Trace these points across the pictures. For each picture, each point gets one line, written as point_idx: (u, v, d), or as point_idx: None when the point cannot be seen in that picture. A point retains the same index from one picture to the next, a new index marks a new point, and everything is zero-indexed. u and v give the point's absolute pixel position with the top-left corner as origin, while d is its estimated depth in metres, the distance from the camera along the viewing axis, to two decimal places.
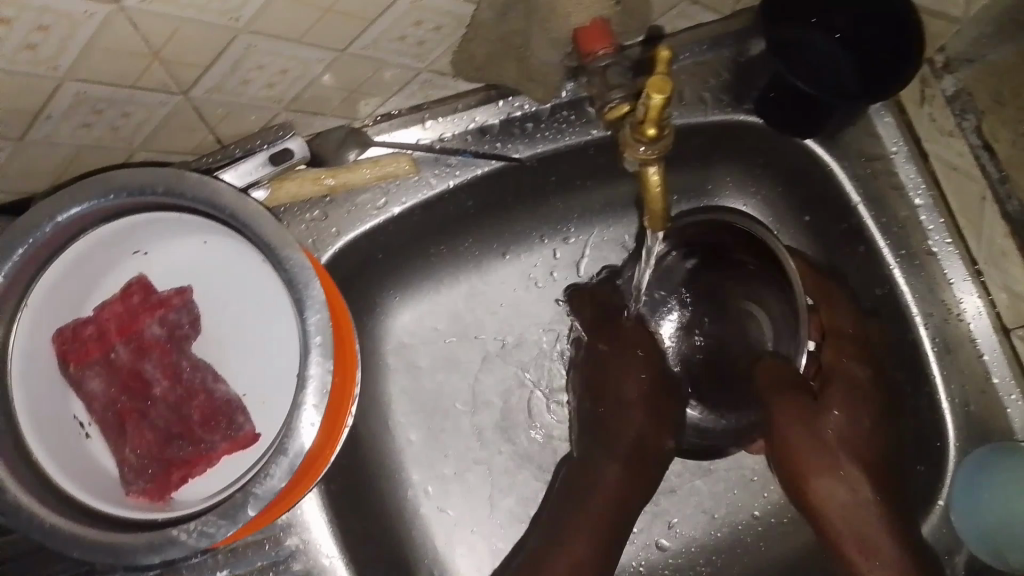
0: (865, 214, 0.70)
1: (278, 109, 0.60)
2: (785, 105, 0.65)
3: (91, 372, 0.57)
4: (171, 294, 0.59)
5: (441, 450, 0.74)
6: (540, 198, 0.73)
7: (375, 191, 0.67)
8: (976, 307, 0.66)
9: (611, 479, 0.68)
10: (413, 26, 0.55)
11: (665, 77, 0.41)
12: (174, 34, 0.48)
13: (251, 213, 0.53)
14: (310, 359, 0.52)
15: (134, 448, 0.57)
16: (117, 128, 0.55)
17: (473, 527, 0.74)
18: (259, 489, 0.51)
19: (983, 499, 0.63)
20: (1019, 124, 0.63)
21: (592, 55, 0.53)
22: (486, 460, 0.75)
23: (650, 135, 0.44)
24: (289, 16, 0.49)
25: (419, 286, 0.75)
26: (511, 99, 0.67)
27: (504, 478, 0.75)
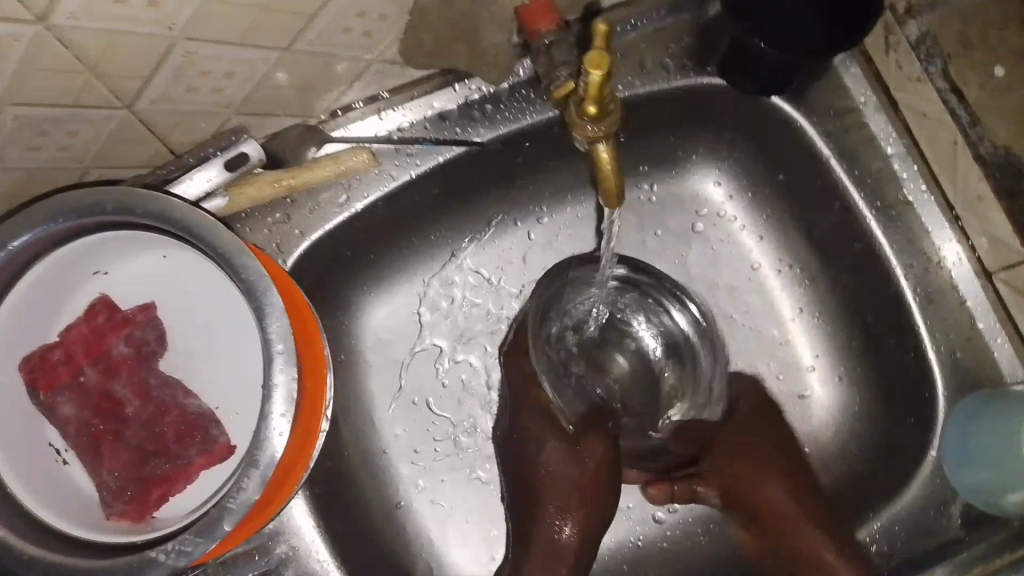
0: (838, 169, 0.67)
1: (228, 115, 0.58)
2: (748, 64, 0.63)
3: (61, 398, 0.56)
4: (135, 310, 0.58)
5: (427, 443, 0.74)
6: (508, 180, 0.72)
7: (337, 187, 0.66)
8: (956, 254, 0.65)
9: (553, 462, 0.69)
10: (357, 18, 0.53)
11: (603, 53, 0.40)
12: (108, 47, 0.46)
13: (201, 222, 0.51)
14: (274, 368, 0.51)
15: (112, 470, 0.56)
16: (66, 148, 0.53)
17: (466, 516, 0.74)
18: (233, 503, 0.50)
19: (976, 448, 0.62)
20: (988, 66, 0.65)
21: (538, 35, 0.54)
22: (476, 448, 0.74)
23: (593, 114, 0.43)
24: (227, 18, 0.47)
25: (393, 279, 0.74)
26: (467, 82, 0.65)
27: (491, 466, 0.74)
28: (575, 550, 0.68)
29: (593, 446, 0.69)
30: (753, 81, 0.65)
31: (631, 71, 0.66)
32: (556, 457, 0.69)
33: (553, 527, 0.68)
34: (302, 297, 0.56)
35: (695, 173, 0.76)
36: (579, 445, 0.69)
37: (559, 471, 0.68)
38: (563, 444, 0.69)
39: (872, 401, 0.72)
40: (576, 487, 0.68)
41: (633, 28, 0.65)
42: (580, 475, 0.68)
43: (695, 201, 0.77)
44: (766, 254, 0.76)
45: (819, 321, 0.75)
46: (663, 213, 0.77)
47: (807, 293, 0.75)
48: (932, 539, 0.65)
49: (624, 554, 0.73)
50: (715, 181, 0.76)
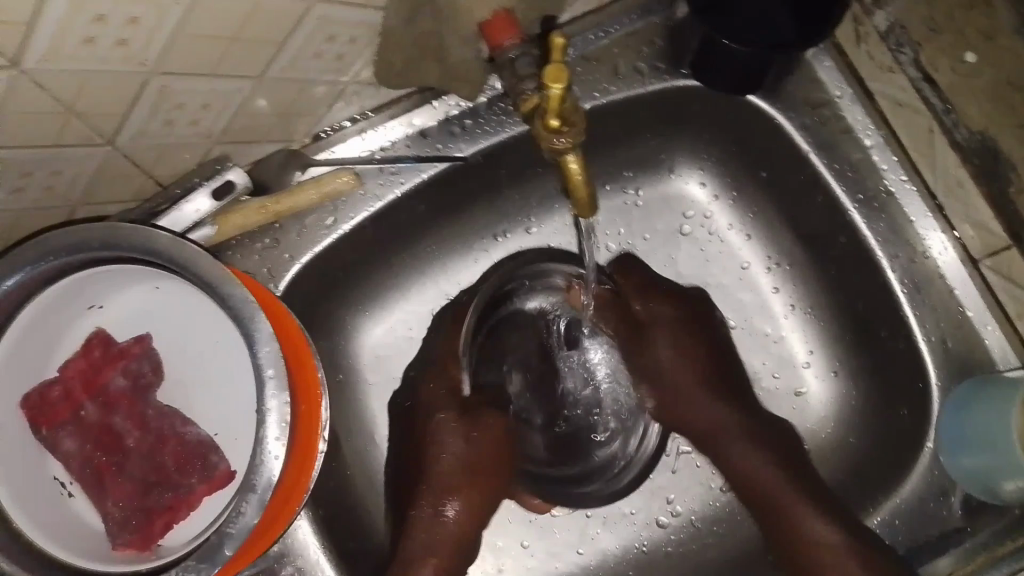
0: (818, 162, 0.67)
1: (209, 144, 0.59)
2: (720, 63, 0.63)
3: (63, 433, 0.57)
4: (130, 343, 0.59)
5: None
6: (493, 192, 0.73)
7: (323, 209, 0.67)
8: (941, 243, 0.66)
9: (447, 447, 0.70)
10: (328, 41, 0.54)
11: (560, 66, 0.43)
12: (82, 88, 0.46)
13: (187, 252, 0.52)
14: (266, 393, 0.52)
15: (116, 501, 0.58)
16: (52, 187, 0.54)
17: None
18: (234, 528, 0.51)
19: (970, 435, 0.62)
20: (958, 50, 0.61)
21: (500, 48, 0.54)
22: None
23: (556, 127, 0.45)
24: (198, 52, 0.48)
25: (386, 297, 0.75)
26: (445, 98, 0.66)
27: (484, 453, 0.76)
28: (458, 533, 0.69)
29: (484, 421, 0.71)
30: (728, 81, 0.65)
31: (606, 77, 0.67)
32: (444, 434, 0.71)
33: (436, 511, 0.69)
34: (292, 321, 0.57)
35: (680, 175, 0.77)
36: (468, 422, 0.71)
37: (457, 455, 0.70)
38: (450, 420, 0.71)
39: (868, 390, 0.72)
40: (465, 470, 0.70)
41: (603, 35, 0.66)
42: (478, 454, 0.70)
43: (682, 202, 0.77)
44: (755, 252, 0.77)
45: (810, 315, 0.76)
46: (650, 218, 0.77)
47: (797, 288, 0.76)
48: (934, 527, 0.65)
49: (631, 560, 0.74)
50: (700, 182, 0.77)
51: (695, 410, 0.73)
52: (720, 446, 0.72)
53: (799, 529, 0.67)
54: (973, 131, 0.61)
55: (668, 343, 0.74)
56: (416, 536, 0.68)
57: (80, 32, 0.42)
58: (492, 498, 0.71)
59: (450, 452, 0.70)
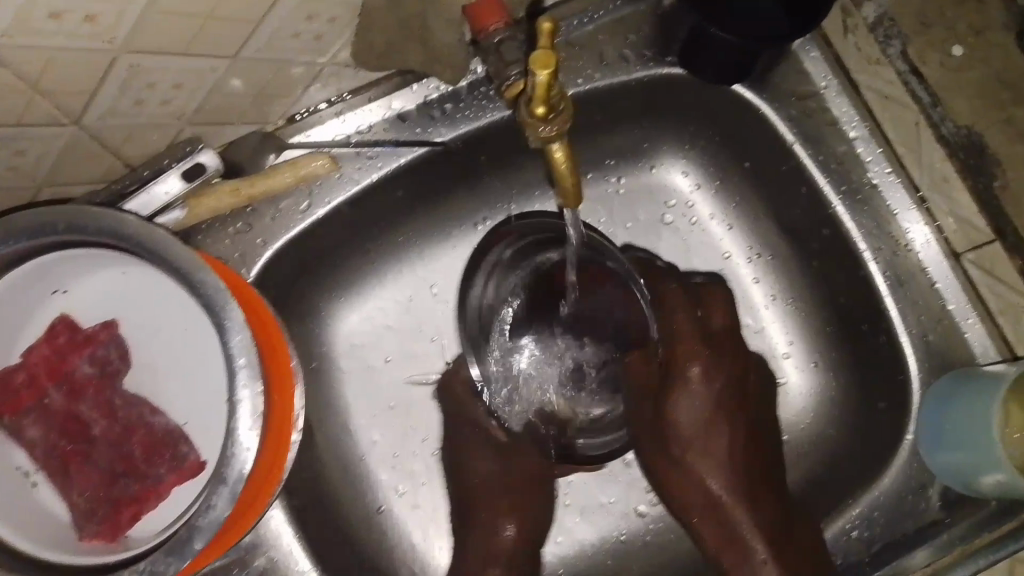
0: (802, 153, 0.66)
1: (181, 125, 0.57)
2: (706, 52, 0.62)
3: (27, 420, 0.56)
4: (98, 329, 0.56)
5: (408, 448, 0.74)
6: (474, 177, 0.71)
7: (299, 193, 0.65)
8: (923, 235, 0.65)
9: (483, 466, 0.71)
10: (306, 21, 0.52)
11: (548, 51, 0.41)
12: (48, 64, 0.44)
13: (154, 236, 0.51)
14: (238, 382, 0.50)
15: (81, 492, 0.56)
16: (15, 168, 0.52)
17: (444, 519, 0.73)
18: (203, 521, 0.50)
19: (950, 432, 0.62)
20: (946, 44, 0.65)
21: (486, 33, 0.54)
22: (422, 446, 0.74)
23: (542, 114, 0.43)
24: (169, 29, 0.46)
25: (363, 284, 0.73)
26: (425, 81, 0.65)
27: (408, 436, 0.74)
28: (514, 549, 0.69)
29: (521, 452, 0.71)
30: (713, 70, 0.64)
31: (591, 63, 0.65)
32: (479, 464, 0.71)
33: (497, 528, 0.70)
34: (264, 308, 0.56)
35: (662, 164, 0.76)
36: (505, 448, 0.71)
37: (486, 476, 0.71)
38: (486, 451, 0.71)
39: (847, 386, 0.72)
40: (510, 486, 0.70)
41: (588, 20, 0.65)
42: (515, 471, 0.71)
43: (664, 191, 0.76)
44: (737, 242, 0.76)
45: (791, 307, 0.75)
46: (631, 207, 0.76)
47: (778, 279, 0.75)
48: (910, 523, 0.65)
49: (606, 550, 0.74)
50: (683, 171, 0.76)
51: (706, 453, 0.67)
52: (696, 474, 0.67)
53: (744, 552, 0.65)
54: (960, 126, 0.64)
55: (699, 383, 0.66)
56: (464, 562, 0.70)
57: (46, 6, 0.40)
58: (540, 518, 0.71)
59: (478, 479, 0.71)
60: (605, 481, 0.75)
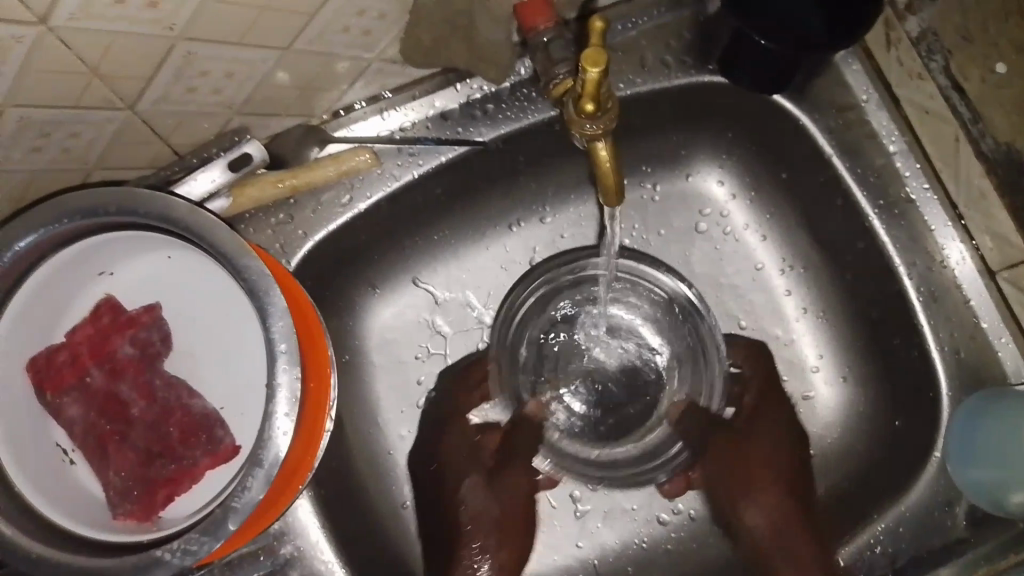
0: (839, 165, 0.67)
1: (230, 115, 0.59)
2: (746, 62, 0.63)
3: (68, 399, 0.56)
4: (140, 311, 0.58)
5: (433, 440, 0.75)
6: (511, 179, 0.72)
7: (340, 187, 0.66)
8: (959, 252, 0.65)
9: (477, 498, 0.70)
10: (356, 16, 0.53)
11: (600, 50, 0.42)
12: (109, 48, 0.46)
13: (203, 221, 0.52)
14: (277, 367, 0.51)
15: (118, 471, 0.57)
16: (68, 150, 0.53)
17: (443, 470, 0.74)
18: (238, 502, 0.51)
19: (980, 447, 0.61)
20: (989, 62, 0.62)
21: (534, 30, 0.54)
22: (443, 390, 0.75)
23: (590, 111, 0.44)
24: (226, 18, 0.48)
25: (397, 280, 0.74)
26: (468, 81, 0.66)
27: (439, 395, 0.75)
28: None
29: (515, 473, 0.72)
30: (752, 80, 0.64)
31: (631, 68, 0.66)
32: (478, 497, 0.70)
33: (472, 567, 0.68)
34: (305, 298, 0.57)
35: (697, 173, 0.76)
36: (497, 485, 0.72)
37: (484, 508, 0.70)
38: (480, 484, 0.71)
39: (876, 400, 0.72)
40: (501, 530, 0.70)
41: (629, 27, 0.66)
42: (507, 507, 0.71)
43: (699, 199, 0.77)
44: (771, 253, 0.76)
45: (822, 319, 0.75)
46: (666, 214, 0.77)
47: (811, 291, 0.75)
48: (936, 540, 0.65)
49: (629, 555, 0.74)
50: (719, 180, 0.76)
51: (768, 482, 0.71)
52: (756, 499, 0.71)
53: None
54: (1000, 142, 0.61)
55: (766, 425, 0.73)
56: None
57: None
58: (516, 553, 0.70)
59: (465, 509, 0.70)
60: (629, 486, 0.75)
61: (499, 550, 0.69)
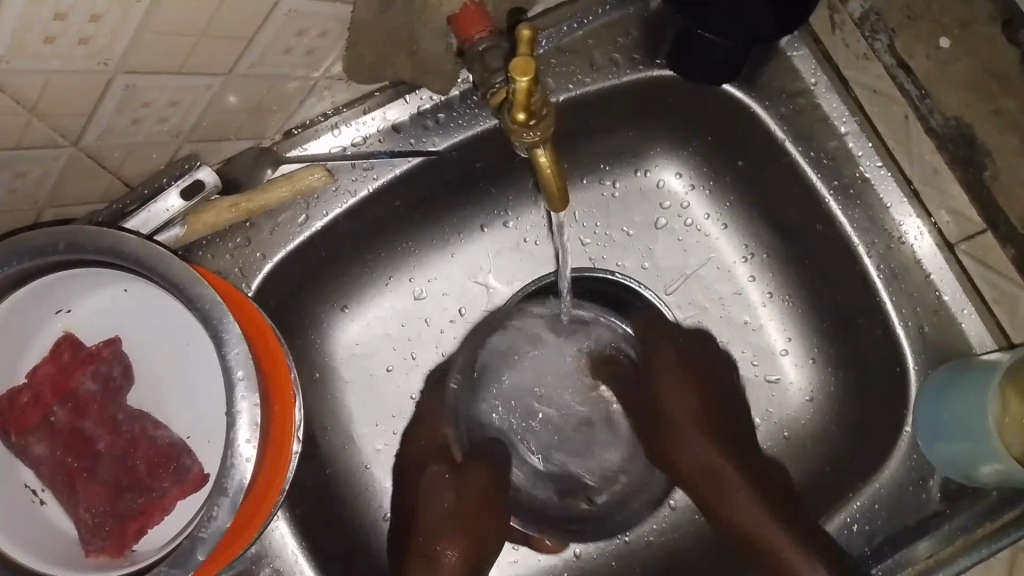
0: (794, 151, 0.67)
1: (179, 143, 0.58)
2: (692, 57, 0.63)
3: (33, 438, 0.56)
4: (100, 346, 0.58)
5: (386, 346, 0.75)
6: (470, 186, 0.72)
7: (296, 207, 0.66)
8: (917, 228, 0.65)
9: (437, 486, 0.71)
10: (297, 37, 0.53)
11: (529, 60, 0.42)
12: (44, 87, 0.45)
13: (153, 253, 0.51)
14: (236, 395, 0.51)
15: (88, 508, 0.56)
16: (17, 189, 0.53)
17: (389, 365, 0.75)
18: (205, 533, 0.50)
19: (946, 422, 0.62)
20: (933, 39, 0.62)
21: (470, 41, 0.54)
22: (432, 338, 0.76)
23: (523, 121, 0.44)
24: (162, 49, 0.47)
25: (362, 295, 0.74)
26: (418, 92, 0.66)
27: (436, 335, 0.76)
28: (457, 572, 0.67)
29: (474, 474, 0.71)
30: (698, 72, 0.64)
31: (581, 68, 0.66)
32: (434, 485, 0.71)
33: (439, 552, 0.68)
34: (260, 316, 0.56)
35: (655, 167, 0.76)
36: (458, 473, 0.71)
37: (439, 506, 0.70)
38: (443, 472, 0.71)
39: (846, 383, 0.72)
40: (463, 512, 0.69)
41: (579, 26, 0.66)
42: (469, 494, 0.70)
43: (659, 194, 0.77)
44: (732, 243, 0.77)
45: (789, 303, 0.75)
46: (626, 210, 0.77)
47: (775, 278, 0.76)
48: (911, 516, 0.65)
49: (613, 552, 0.74)
50: (676, 173, 0.76)
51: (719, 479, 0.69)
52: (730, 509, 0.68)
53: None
54: (949, 117, 0.62)
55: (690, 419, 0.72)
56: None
57: (41, 31, 0.41)
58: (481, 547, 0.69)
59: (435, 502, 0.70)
60: None
61: (448, 547, 0.68)
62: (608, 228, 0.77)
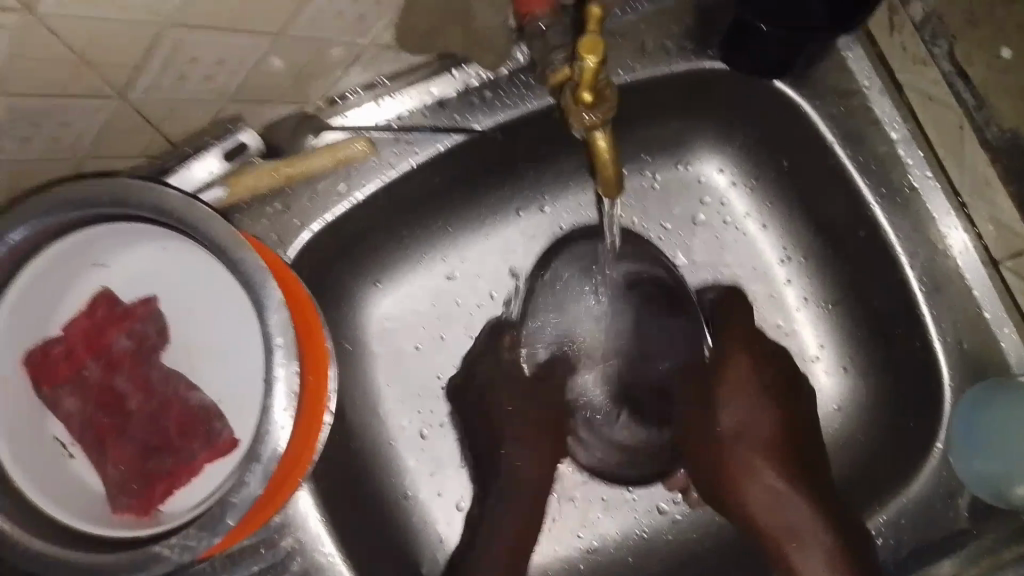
0: (843, 155, 0.66)
1: (223, 103, 0.58)
2: (744, 51, 0.62)
3: (65, 392, 0.56)
4: (135, 303, 0.57)
5: (415, 326, 0.75)
6: (511, 168, 0.72)
7: (336, 175, 0.65)
8: (962, 242, 0.65)
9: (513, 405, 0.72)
10: (349, 2, 0.52)
11: (596, 39, 0.41)
12: (95, 35, 0.45)
13: (197, 214, 0.51)
14: (274, 361, 0.50)
15: (116, 466, 0.56)
16: (59, 139, 0.53)
17: (418, 343, 0.75)
18: (236, 498, 0.50)
19: (983, 438, 0.61)
20: (994, 47, 0.62)
21: (530, 16, 0.54)
22: (462, 320, 0.75)
23: (588, 100, 0.44)
24: (214, 4, 0.47)
25: (396, 271, 0.74)
26: (464, 67, 0.65)
27: (467, 319, 0.75)
28: (536, 480, 0.70)
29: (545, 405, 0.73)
30: (748, 66, 0.64)
31: (631, 55, 0.65)
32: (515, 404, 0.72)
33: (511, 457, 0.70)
34: (297, 282, 0.56)
35: (696, 160, 0.76)
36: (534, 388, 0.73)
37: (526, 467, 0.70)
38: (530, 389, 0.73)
39: (877, 392, 0.72)
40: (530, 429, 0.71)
41: (632, 10, 0.65)
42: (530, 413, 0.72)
43: (699, 188, 0.76)
44: (771, 243, 0.76)
45: (824, 308, 0.75)
46: (666, 203, 0.76)
47: (811, 281, 0.75)
48: (937, 530, 0.64)
49: (629, 546, 0.74)
50: (718, 167, 0.76)
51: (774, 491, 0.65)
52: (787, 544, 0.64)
53: None
54: (1003, 129, 0.62)
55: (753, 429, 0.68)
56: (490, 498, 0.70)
57: None
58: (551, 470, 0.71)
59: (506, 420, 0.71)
60: None
61: (516, 457, 0.70)
62: (644, 225, 0.76)
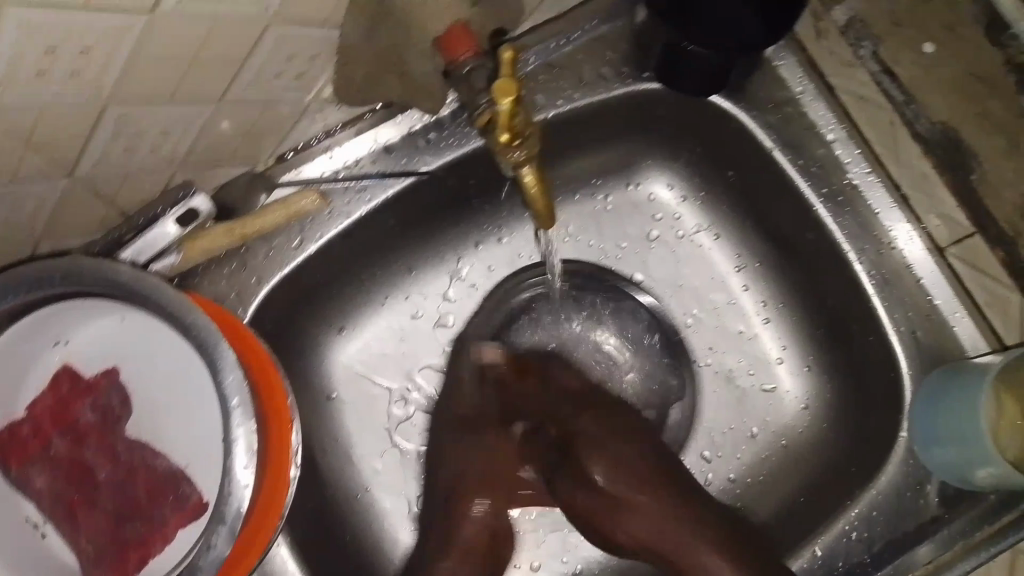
0: (782, 160, 0.67)
1: (173, 170, 0.59)
2: (679, 69, 0.63)
3: (34, 470, 0.57)
4: (98, 375, 0.58)
5: (382, 366, 0.76)
6: (462, 204, 0.73)
7: (290, 230, 0.66)
8: (907, 233, 0.66)
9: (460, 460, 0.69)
10: (285, 61, 0.54)
11: (510, 81, 0.45)
12: (37, 120, 0.46)
13: (149, 283, 0.52)
14: (232, 422, 0.51)
15: (88, 538, 0.57)
16: (13, 222, 0.53)
17: (387, 382, 0.76)
18: (205, 561, 0.51)
19: (944, 427, 0.62)
20: (919, 42, 0.63)
21: (456, 62, 0.54)
22: (428, 355, 0.76)
23: (507, 141, 0.47)
24: (152, 79, 0.48)
25: (360, 315, 0.75)
26: (409, 113, 0.67)
27: (433, 353, 0.76)
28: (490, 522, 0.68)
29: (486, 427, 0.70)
30: (683, 85, 0.65)
31: (569, 84, 0.66)
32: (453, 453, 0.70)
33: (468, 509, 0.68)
34: (250, 337, 0.56)
35: (645, 179, 0.77)
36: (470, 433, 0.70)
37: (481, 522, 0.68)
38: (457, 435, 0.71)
39: (843, 390, 0.73)
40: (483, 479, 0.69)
41: (566, 42, 0.67)
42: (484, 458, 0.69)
43: (650, 205, 0.77)
44: (725, 253, 0.77)
45: (784, 311, 0.76)
46: (619, 224, 0.78)
47: (769, 286, 0.76)
48: (911, 520, 0.64)
49: (615, 565, 0.74)
50: (666, 185, 0.77)
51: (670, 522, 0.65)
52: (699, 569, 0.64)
53: None
54: (934, 122, 0.62)
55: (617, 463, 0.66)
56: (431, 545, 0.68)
57: (33, 66, 0.41)
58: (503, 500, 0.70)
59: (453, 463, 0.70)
60: None
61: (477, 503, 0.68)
62: (601, 245, 0.77)
